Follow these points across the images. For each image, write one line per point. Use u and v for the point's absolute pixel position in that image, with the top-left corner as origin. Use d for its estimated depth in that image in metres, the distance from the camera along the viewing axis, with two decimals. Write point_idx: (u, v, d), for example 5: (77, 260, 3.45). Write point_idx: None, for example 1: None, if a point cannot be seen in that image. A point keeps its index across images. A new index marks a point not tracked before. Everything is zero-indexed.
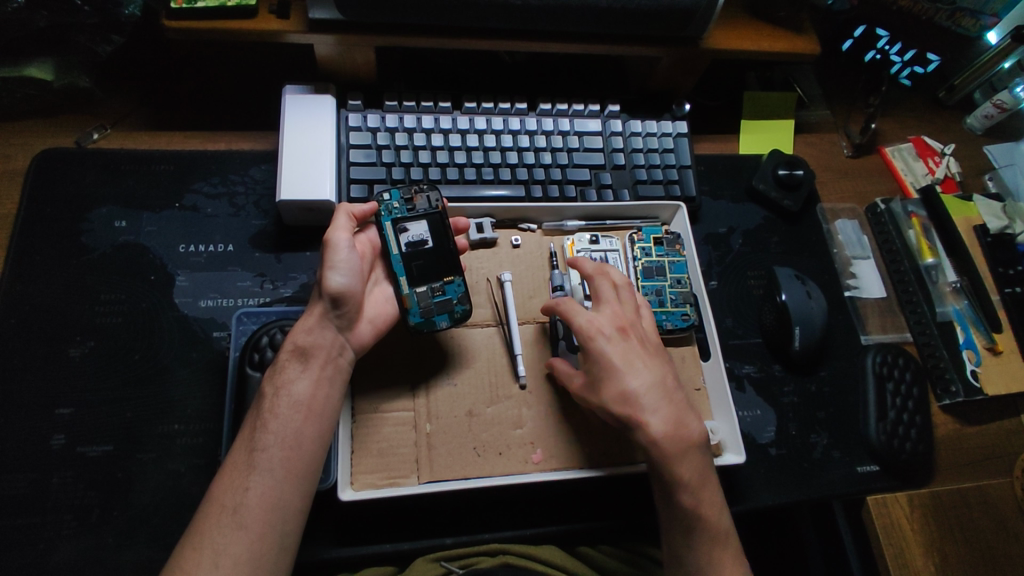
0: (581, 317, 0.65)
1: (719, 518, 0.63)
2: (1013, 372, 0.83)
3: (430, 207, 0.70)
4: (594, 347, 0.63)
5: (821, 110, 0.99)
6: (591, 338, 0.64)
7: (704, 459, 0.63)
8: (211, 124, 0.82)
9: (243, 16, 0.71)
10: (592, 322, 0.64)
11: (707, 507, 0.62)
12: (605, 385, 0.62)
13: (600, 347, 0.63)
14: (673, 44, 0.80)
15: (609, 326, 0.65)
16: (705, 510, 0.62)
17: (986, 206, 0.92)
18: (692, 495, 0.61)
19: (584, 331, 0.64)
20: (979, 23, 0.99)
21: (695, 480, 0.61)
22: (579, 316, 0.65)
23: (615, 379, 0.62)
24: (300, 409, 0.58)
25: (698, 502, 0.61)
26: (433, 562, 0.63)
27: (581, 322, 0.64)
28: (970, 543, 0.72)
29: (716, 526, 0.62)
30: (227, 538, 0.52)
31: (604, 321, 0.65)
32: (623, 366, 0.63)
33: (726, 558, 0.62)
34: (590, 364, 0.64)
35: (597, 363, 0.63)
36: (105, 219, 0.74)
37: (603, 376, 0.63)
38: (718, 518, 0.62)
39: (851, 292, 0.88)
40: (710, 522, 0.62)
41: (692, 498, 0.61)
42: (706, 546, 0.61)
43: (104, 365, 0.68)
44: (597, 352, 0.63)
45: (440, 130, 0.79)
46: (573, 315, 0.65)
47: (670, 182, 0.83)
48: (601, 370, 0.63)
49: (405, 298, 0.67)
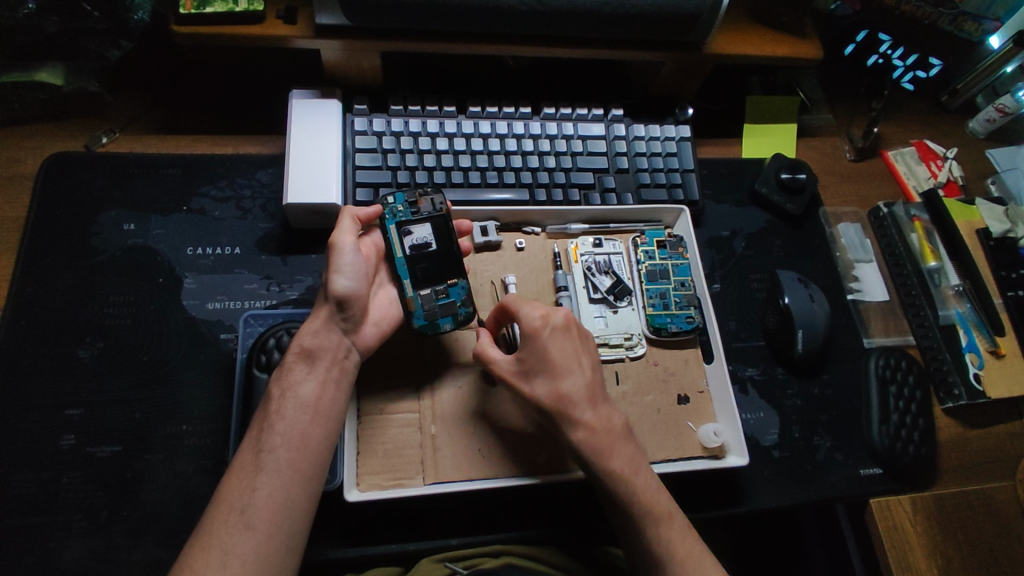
0: (528, 308, 0.64)
1: (658, 500, 0.61)
2: (1015, 375, 0.84)
3: (434, 210, 0.71)
4: (540, 337, 0.62)
5: (824, 113, 1.00)
6: (539, 326, 0.63)
7: (635, 450, 0.63)
8: (219, 128, 0.82)
9: (251, 22, 0.72)
10: (538, 311, 0.64)
11: (647, 494, 0.61)
12: (540, 374, 0.62)
13: (544, 337, 0.62)
14: (676, 49, 0.81)
15: (555, 316, 0.64)
16: (642, 503, 0.60)
17: (988, 210, 0.93)
18: (627, 487, 0.60)
19: (532, 320, 0.63)
20: (982, 27, 1.00)
21: (625, 469, 0.61)
22: (526, 307, 0.64)
23: (553, 370, 0.61)
24: (307, 411, 0.59)
25: (635, 490, 0.60)
26: (437, 563, 0.63)
27: (529, 311, 0.64)
28: (974, 547, 0.72)
29: (654, 510, 0.60)
30: (236, 538, 0.52)
31: (550, 312, 0.64)
32: (562, 359, 0.62)
33: (676, 537, 0.60)
34: (528, 354, 0.62)
35: (539, 353, 0.62)
36: (114, 222, 0.75)
37: (541, 369, 0.62)
38: (655, 501, 0.61)
39: (854, 296, 0.88)
40: (646, 506, 0.60)
41: (628, 488, 0.60)
42: (652, 531, 0.60)
43: (112, 367, 0.69)
44: (541, 342, 0.62)
45: (445, 134, 0.80)
46: (521, 306, 0.65)
47: (674, 185, 0.83)
48: (541, 364, 0.62)
49: (409, 301, 0.67)
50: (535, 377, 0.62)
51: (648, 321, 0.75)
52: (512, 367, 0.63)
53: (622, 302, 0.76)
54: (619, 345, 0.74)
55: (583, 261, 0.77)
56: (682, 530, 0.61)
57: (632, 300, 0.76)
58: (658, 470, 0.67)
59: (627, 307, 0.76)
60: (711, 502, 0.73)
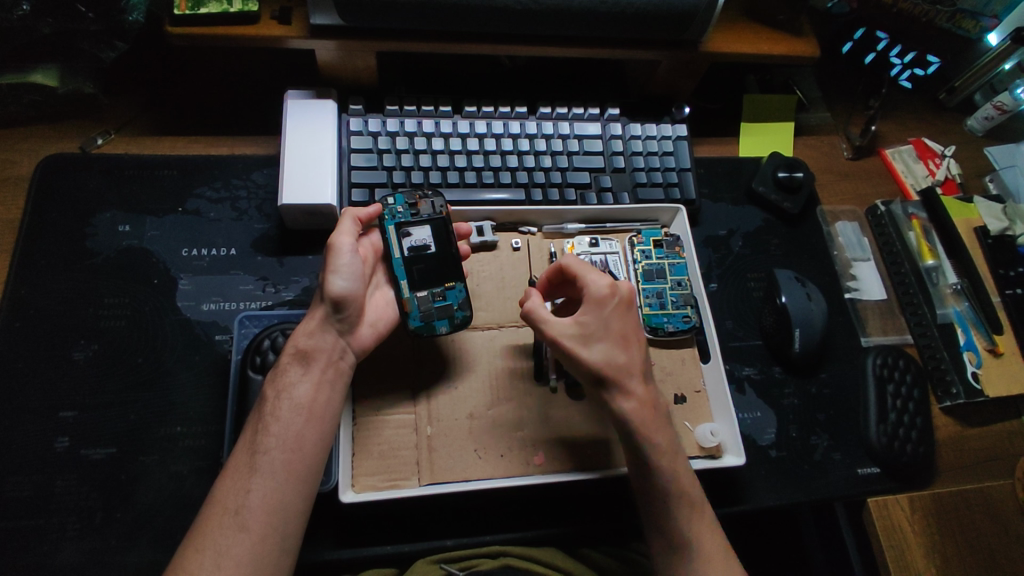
0: (598, 274, 0.64)
1: (692, 487, 0.62)
2: (1014, 373, 0.83)
3: (434, 213, 0.71)
4: (609, 305, 0.63)
5: (821, 112, 0.99)
6: (609, 292, 0.63)
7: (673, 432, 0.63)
8: (214, 128, 0.82)
9: (245, 22, 0.72)
10: (608, 279, 0.64)
11: (681, 480, 0.61)
12: (601, 341, 0.62)
13: (612, 305, 0.63)
14: (672, 48, 0.80)
15: (623, 287, 0.64)
16: (678, 484, 0.61)
17: (986, 208, 0.92)
18: (671, 465, 0.61)
19: (600, 287, 0.63)
20: (980, 24, 0.98)
21: (668, 447, 0.61)
22: (595, 273, 0.64)
23: (614, 340, 0.62)
24: (302, 412, 0.59)
25: (673, 473, 0.61)
26: (433, 564, 0.63)
27: (598, 276, 0.64)
28: (971, 546, 0.72)
29: (690, 492, 0.61)
30: (230, 540, 0.52)
31: (618, 282, 0.65)
32: (624, 330, 0.63)
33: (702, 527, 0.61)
34: (592, 320, 0.62)
35: (604, 322, 0.62)
36: (109, 223, 0.75)
37: (602, 337, 0.62)
38: (689, 485, 0.61)
39: (851, 294, 0.88)
40: (684, 487, 0.61)
41: (670, 466, 0.61)
42: (684, 514, 0.60)
43: (107, 368, 0.69)
44: (609, 309, 0.63)
45: (440, 133, 0.80)
46: (588, 271, 0.65)
47: (670, 184, 0.83)
48: (602, 332, 0.62)
49: (405, 302, 0.67)
50: (595, 343, 0.62)
51: (644, 320, 0.75)
52: (570, 331, 0.62)
53: None
54: None
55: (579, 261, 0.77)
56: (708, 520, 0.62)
57: None
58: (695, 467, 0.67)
59: None
60: (708, 501, 0.73)
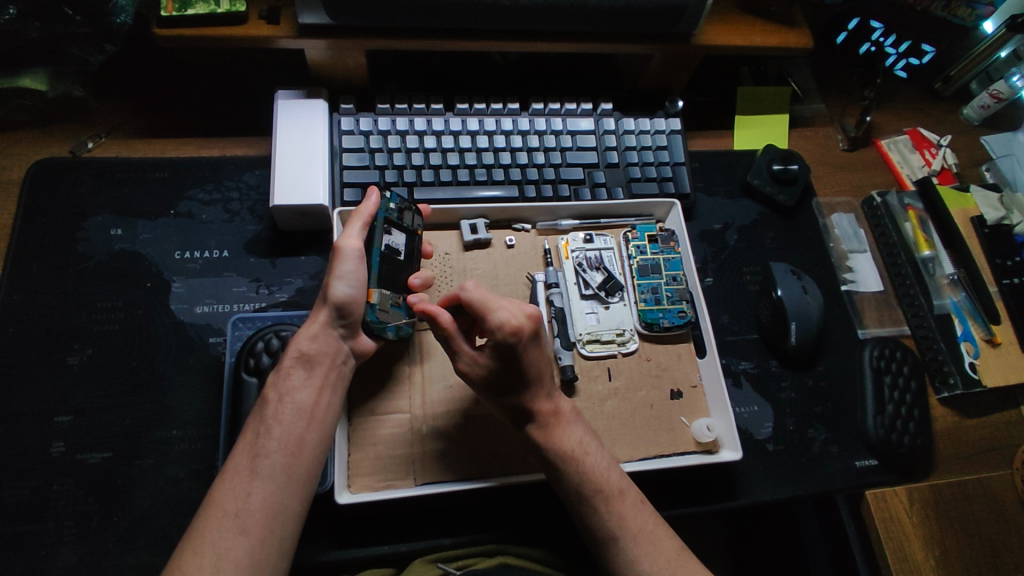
0: (502, 313, 0.58)
1: (612, 478, 0.62)
2: (1011, 362, 0.83)
3: (413, 226, 0.71)
4: (511, 350, 0.59)
5: (816, 103, 0.99)
6: (510, 338, 0.58)
7: (585, 429, 0.64)
8: (205, 129, 0.82)
9: (232, 23, 0.71)
10: (514, 318, 0.58)
11: (598, 474, 0.61)
12: (510, 377, 0.61)
13: (516, 350, 0.59)
14: (664, 42, 0.80)
15: (526, 325, 0.59)
16: (596, 479, 0.61)
17: (983, 197, 0.92)
18: (579, 466, 0.61)
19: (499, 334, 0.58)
20: (975, 11, 0.99)
21: (576, 449, 0.62)
22: (498, 312, 0.58)
23: (531, 380, 0.61)
24: (303, 416, 0.58)
25: (588, 471, 0.61)
26: (430, 564, 0.64)
27: (502, 319, 0.58)
28: (970, 537, 0.72)
29: (604, 487, 0.61)
30: (228, 542, 0.52)
31: (524, 321, 0.59)
32: (539, 369, 0.62)
33: (629, 514, 0.61)
34: (505, 369, 0.60)
35: (514, 367, 0.60)
36: (101, 227, 0.75)
37: (521, 380, 0.61)
38: (608, 478, 0.61)
39: (848, 286, 0.88)
40: (597, 485, 0.61)
41: (577, 467, 0.61)
42: (603, 508, 0.60)
43: (101, 373, 0.69)
44: (514, 353, 0.59)
45: (432, 131, 0.79)
46: (490, 310, 0.59)
47: (665, 179, 0.83)
48: (514, 375, 0.61)
49: (372, 291, 0.64)
50: (503, 381, 0.61)
51: (639, 316, 0.74)
52: (476, 369, 0.62)
53: (613, 298, 0.75)
54: (611, 341, 0.74)
55: (574, 257, 0.76)
56: (636, 507, 0.62)
57: (625, 296, 0.76)
58: (627, 468, 0.66)
59: (620, 303, 0.75)
60: (704, 497, 0.73)
